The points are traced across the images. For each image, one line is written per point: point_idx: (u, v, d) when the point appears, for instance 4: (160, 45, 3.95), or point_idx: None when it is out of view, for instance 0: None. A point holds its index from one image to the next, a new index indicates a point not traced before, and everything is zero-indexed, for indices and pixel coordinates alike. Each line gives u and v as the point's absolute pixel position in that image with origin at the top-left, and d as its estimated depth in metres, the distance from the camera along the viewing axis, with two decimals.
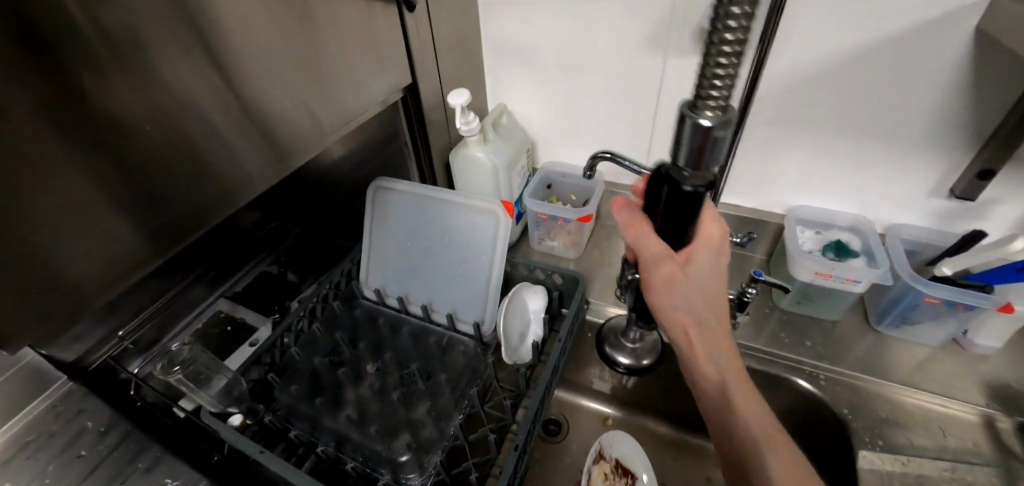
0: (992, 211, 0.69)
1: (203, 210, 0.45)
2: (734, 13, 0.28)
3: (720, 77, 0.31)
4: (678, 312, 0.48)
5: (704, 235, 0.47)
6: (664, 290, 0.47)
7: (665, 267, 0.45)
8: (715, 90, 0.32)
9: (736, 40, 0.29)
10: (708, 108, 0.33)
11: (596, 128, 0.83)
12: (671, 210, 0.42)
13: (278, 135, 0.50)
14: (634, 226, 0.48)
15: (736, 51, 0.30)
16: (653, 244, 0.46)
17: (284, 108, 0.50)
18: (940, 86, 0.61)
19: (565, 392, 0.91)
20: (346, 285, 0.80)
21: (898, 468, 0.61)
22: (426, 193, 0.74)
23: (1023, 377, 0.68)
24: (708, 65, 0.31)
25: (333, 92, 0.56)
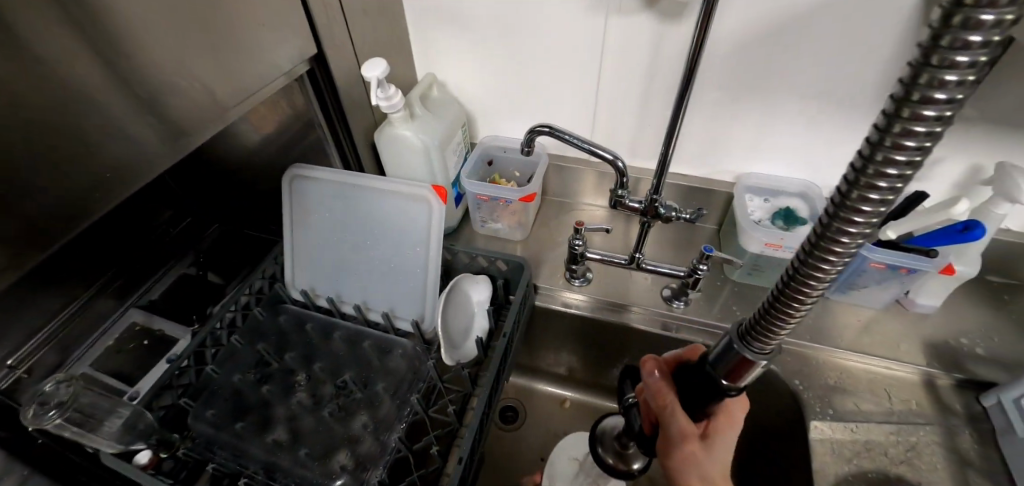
0: (934, 172, 0.69)
1: (88, 197, 0.39)
2: (949, 83, 0.20)
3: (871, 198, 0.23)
4: (691, 478, 0.46)
5: (729, 416, 0.46)
6: (681, 467, 0.45)
7: (685, 442, 0.45)
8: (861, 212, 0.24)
9: (932, 124, 0.21)
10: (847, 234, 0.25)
11: (538, 98, 0.76)
12: (705, 392, 0.42)
13: (175, 110, 0.43)
14: (662, 393, 0.48)
15: (920, 146, 0.22)
16: (679, 419, 0.46)
17: (176, 79, 0.42)
18: (894, 41, 0.58)
19: (520, 378, 0.87)
20: (270, 288, 0.71)
21: (848, 435, 0.61)
22: (351, 180, 0.66)
23: (955, 333, 0.71)
24: (854, 188, 0.24)
25: (230, 57, 0.47)
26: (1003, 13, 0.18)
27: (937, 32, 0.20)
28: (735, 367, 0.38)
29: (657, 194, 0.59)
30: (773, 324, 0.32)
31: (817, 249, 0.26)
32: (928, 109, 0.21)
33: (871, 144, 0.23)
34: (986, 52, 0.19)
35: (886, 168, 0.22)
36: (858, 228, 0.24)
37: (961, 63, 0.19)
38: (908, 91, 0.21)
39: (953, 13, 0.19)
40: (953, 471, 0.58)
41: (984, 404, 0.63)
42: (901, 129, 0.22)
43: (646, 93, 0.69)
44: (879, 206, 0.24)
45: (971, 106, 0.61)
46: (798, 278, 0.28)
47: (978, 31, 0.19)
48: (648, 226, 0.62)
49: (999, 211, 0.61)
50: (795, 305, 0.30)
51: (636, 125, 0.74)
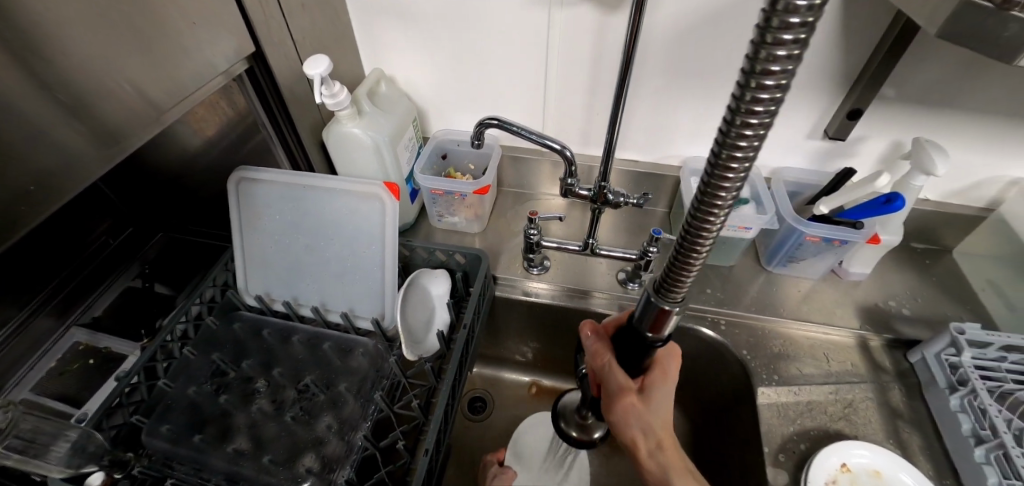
0: (860, 149, 0.74)
1: (15, 204, 0.36)
2: (790, 38, 0.21)
3: (742, 147, 0.26)
4: (633, 429, 0.50)
5: (663, 371, 0.49)
6: (624, 417, 0.49)
7: (623, 396, 0.48)
8: (735, 160, 0.26)
9: (775, 92, 0.23)
10: (727, 179, 0.27)
11: (488, 89, 0.76)
12: (635, 344, 0.45)
13: (102, 113, 0.41)
14: (600, 352, 0.51)
15: (769, 109, 0.24)
16: (617, 376, 0.49)
17: (101, 79, 0.40)
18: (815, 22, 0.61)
19: (487, 368, 0.89)
20: (223, 296, 0.69)
21: (791, 398, 0.66)
22: (300, 179, 0.65)
23: (885, 296, 0.77)
24: (728, 137, 0.26)
25: (160, 52, 0.45)
26: (803, 19, 0.21)
27: (760, 32, 0.22)
28: (655, 321, 0.41)
29: (604, 181, 0.60)
30: (675, 280, 0.36)
31: (703, 206, 0.29)
32: (768, 79, 0.23)
33: (731, 111, 0.25)
34: (796, 47, 0.22)
35: (745, 129, 0.25)
36: (732, 184, 0.27)
37: (780, 58, 0.22)
38: (757, 47, 0.23)
39: (770, 18, 0.22)
40: (886, 422, 0.64)
41: (911, 360, 0.69)
42: (751, 97, 0.24)
43: (591, 83, 0.71)
44: (744, 163, 0.26)
45: (888, 87, 0.65)
46: (691, 236, 0.31)
47: (789, 30, 0.21)
48: (598, 212, 0.64)
49: (916, 182, 0.66)
50: (691, 258, 0.33)
51: (583, 115, 0.75)
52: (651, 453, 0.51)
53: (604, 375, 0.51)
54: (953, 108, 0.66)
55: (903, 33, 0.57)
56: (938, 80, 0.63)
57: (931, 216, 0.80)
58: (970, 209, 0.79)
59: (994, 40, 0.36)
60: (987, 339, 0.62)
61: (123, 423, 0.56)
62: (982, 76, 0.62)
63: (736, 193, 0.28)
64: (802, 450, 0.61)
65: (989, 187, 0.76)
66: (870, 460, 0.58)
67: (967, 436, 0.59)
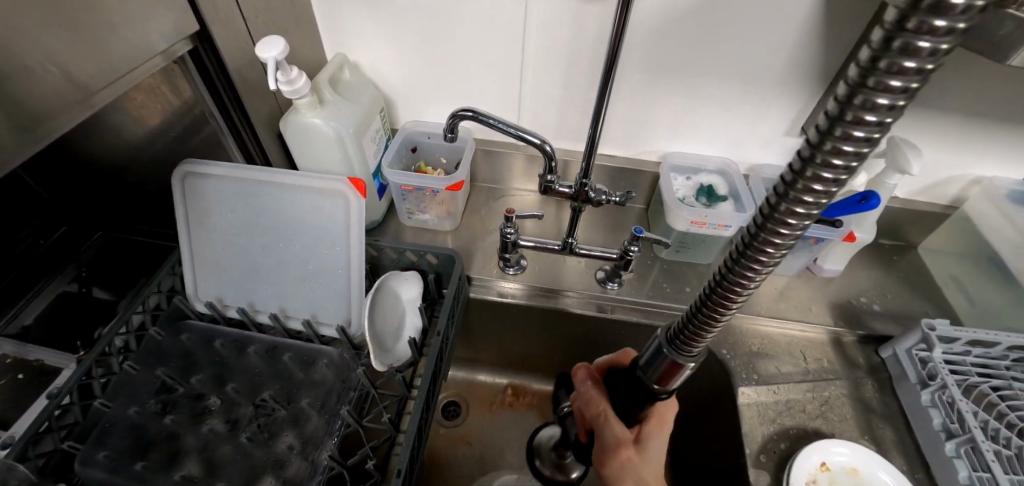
0: None
1: None
2: (876, 115, 0.19)
3: (796, 217, 0.23)
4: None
5: (659, 420, 0.50)
6: (618, 474, 0.47)
7: (620, 450, 0.47)
8: (784, 230, 0.24)
9: (845, 169, 0.21)
10: (769, 247, 0.25)
11: (461, 80, 0.72)
12: (635, 394, 0.44)
13: (19, 97, 0.35)
14: (594, 400, 0.50)
15: (839, 177, 0.21)
16: (614, 429, 0.48)
17: (21, 58, 0.34)
18: (798, 18, 0.60)
19: (460, 372, 0.85)
20: (170, 303, 0.63)
21: (770, 397, 0.65)
22: (255, 174, 0.59)
23: (855, 293, 0.78)
24: (781, 206, 0.23)
25: (88, 30, 0.39)
26: (939, 43, 0.17)
27: (877, 53, 0.19)
28: (664, 371, 0.39)
29: (586, 178, 0.57)
30: (694, 333, 0.34)
31: (743, 259, 0.26)
32: (847, 144, 0.20)
33: (789, 177, 0.22)
34: (918, 79, 0.18)
35: (810, 189, 0.22)
36: (773, 253, 0.25)
37: (895, 89, 0.18)
38: (866, 75, 0.19)
39: (892, 40, 0.18)
40: (860, 418, 0.65)
41: (882, 355, 0.71)
42: (821, 162, 0.21)
43: (570, 74, 0.68)
44: (800, 223, 0.23)
45: None
46: (719, 293, 0.29)
47: (916, 56, 0.17)
48: (579, 210, 0.61)
49: (891, 181, 0.66)
50: (716, 315, 0.31)
51: (561, 108, 0.72)
52: None
53: (602, 430, 0.49)
54: (925, 107, 0.67)
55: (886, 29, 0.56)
56: None
57: (898, 213, 0.82)
58: (936, 206, 0.81)
59: (990, 38, 0.40)
60: (953, 334, 0.64)
61: (53, 450, 0.49)
62: (954, 76, 0.63)
63: (783, 252, 0.25)
64: (782, 450, 0.61)
65: (955, 185, 0.78)
66: (850, 458, 0.59)
67: (938, 431, 0.61)
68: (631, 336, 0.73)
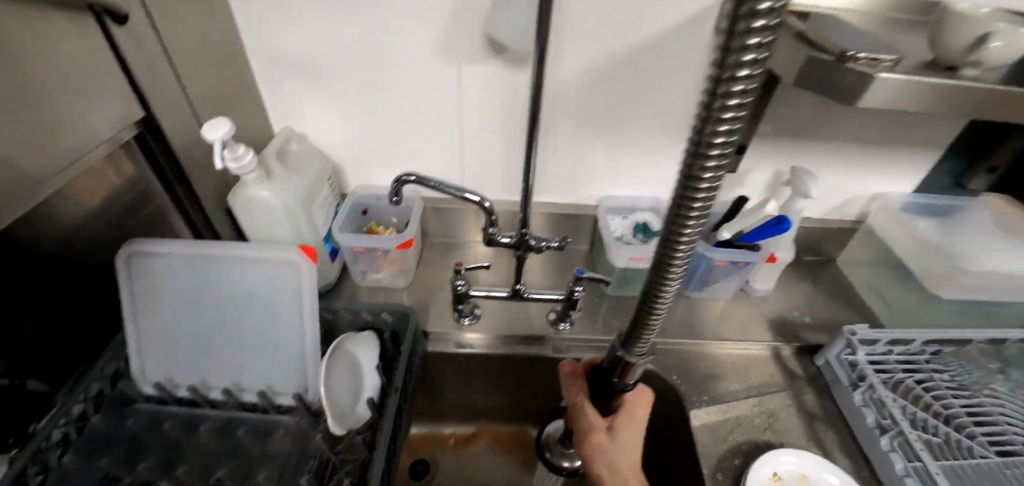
0: (748, 180, 0.82)
1: None
2: (731, 114, 0.25)
3: (690, 226, 0.30)
4: (600, 469, 0.51)
5: (633, 412, 0.52)
6: (591, 457, 0.51)
7: (592, 435, 0.51)
8: (684, 237, 0.31)
9: (711, 187, 0.28)
10: (677, 252, 0.32)
11: (406, 144, 0.76)
12: (604, 382, 0.48)
13: None
14: (573, 391, 0.54)
15: (710, 193, 0.28)
16: (588, 415, 0.52)
17: None
18: (697, 74, 0.69)
19: (426, 426, 0.84)
20: (113, 388, 0.60)
21: (720, 415, 0.69)
22: (203, 250, 0.60)
23: (787, 308, 0.85)
24: (677, 220, 0.30)
25: (36, 125, 0.40)
26: (740, 99, 0.24)
27: (707, 108, 0.25)
28: (623, 366, 0.45)
29: (525, 228, 0.62)
30: (642, 331, 0.40)
31: (663, 260, 0.33)
32: (707, 171, 0.27)
33: (677, 198, 0.30)
34: (736, 122, 0.25)
35: (700, 184, 0.28)
36: (682, 255, 0.32)
37: (724, 130, 0.25)
38: (705, 123, 0.26)
39: (713, 99, 0.25)
40: (806, 427, 0.70)
41: (817, 364, 0.77)
42: (693, 186, 0.28)
43: (507, 133, 0.74)
44: (702, 212, 0.29)
45: (764, 124, 0.75)
46: (651, 295, 0.36)
47: (731, 108, 0.24)
48: (522, 258, 0.65)
49: (797, 206, 0.74)
50: (654, 313, 0.37)
51: (502, 163, 0.78)
52: None
53: (578, 418, 0.53)
54: (815, 140, 0.77)
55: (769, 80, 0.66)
56: (801, 118, 0.74)
57: (814, 232, 0.91)
58: (845, 224, 0.91)
59: (839, 87, 0.47)
60: (874, 337, 0.73)
61: None
62: (831, 114, 0.73)
63: (695, 239, 0.31)
64: (737, 466, 0.64)
65: (856, 203, 0.89)
66: (797, 465, 0.63)
67: (873, 427, 0.66)
68: None
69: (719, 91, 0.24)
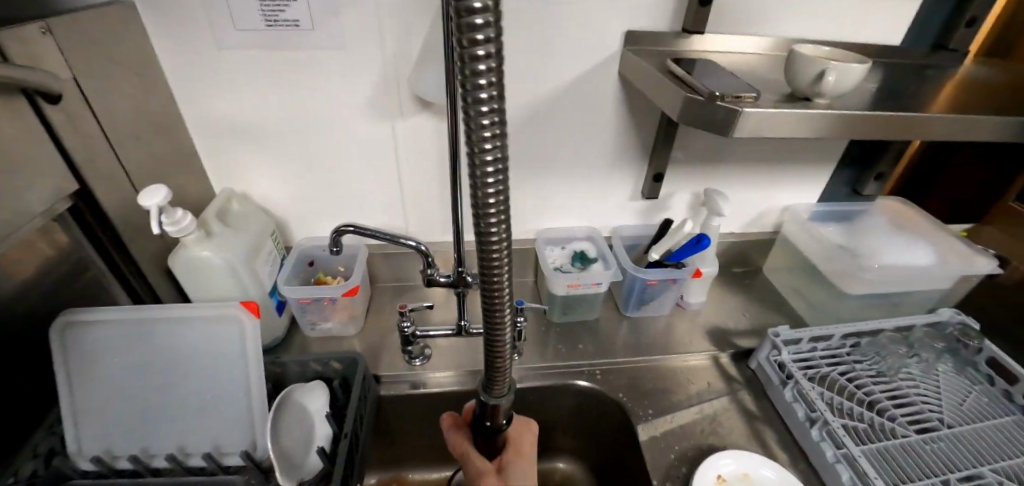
0: (671, 203, 0.90)
1: None
2: (489, 163, 0.38)
3: (494, 242, 0.42)
4: None
5: (519, 450, 0.56)
6: None
7: (483, 478, 0.51)
8: (494, 252, 0.42)
9: (497, 212, 0.40)
10: (493, 264, 0.43)
11: (347, 194, 0.80)
12: (485, 431, 0.54)
13: None
14: (459, 444, 0.56)
15: (499, 217, 0.40)
16: (477, 462, 0.53)
17: None
18: (610, 114, 0.77)
19: (387, 473, 0.83)
20: (47, 467, 0.58)
21: (667, 426, 0.73)
22: (142, 315, 0.60)
23: (721, 318, 0.92)
24: (483, 241, 0.42)
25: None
26: (492, 152, 0.37)
27: (475, 163, 0.38)
28: (492, 410, 0.53)
29: (460, 266, 0.65)
30: (497, 346, 0.49)
31: (486, 274, 0.44)
32: (489, 202, 0.39)
33: (478, 226, 0.41)
34: (496, 167, 0.38)
35: (488, 213, 0.40)
36: (497, 266, 0.44)
37: (490, 172, 0.38)
38: (477, 172, 0.38)
39: (475, 155, 0.38)
40: (747, 427, 0.74)
41: (752, 367, 0.83)
42: (484, 215, 0.40)
43: (445, 177, 0.79)
44: (497, 209, 0.40)
45: (675, 154, 0.83)
46: (490, 305, 0.46)
47: (488, 157, 0.37)
48: (462, 294, 0.68)
49: (714, 223, 0.82)
50: (499, 320, 0.47)
51: (443, 206, 0.82)
52: None
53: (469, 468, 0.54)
54: (722, 164, 0.86)
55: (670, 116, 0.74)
56: (707, 146, 0.83)
57: (738, 245, 1.00)
58: (763, 236, 1.00)
59: (716, 120, 0.55)
60: (797, 336, 0.80)
61: None
62: (732, 141, 0.83)
63: (502, 231, 0.42)
64: (684, 473, 0.68)
65: (769, 217, 0.98)
66: (738, 465, 0.67)
67: (804, 421, 0.71)
68: (541, 395, 0.79)
69: (474, 120, 0.36)
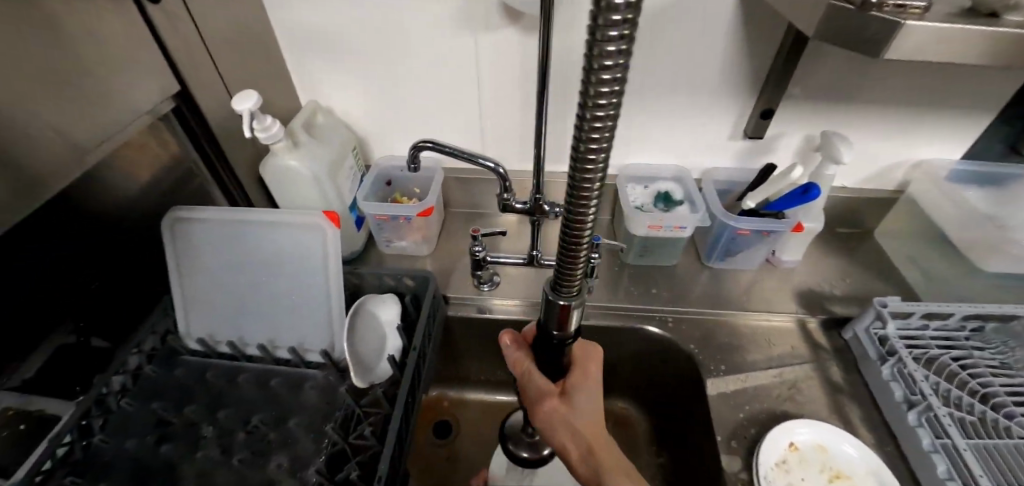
0: (778, 146, 0.79)
1: None
2: (612, 48, 0.26)
3: (593, 155, 0.32)
4: (564, 433, 0.52)
5: (583, 369, 0.53)
6: (551, 423, 0.53)
7: (546, 401, 0.52)
8: (590, 165, 0.32)
9: (607, 115, 0.29)
10: (585, 182, 0.33)
11: (424, 114, 0.78)
12: (546, 346, 0.49)
13: (22, 164, 0.39)
14: (520, 361, 0.54)
15: (608, 123, 0.30)
16: (537, 381, 0.52)
17: (28, 131, 0.39)
18: (721, 35, 0.66)
19: (449, 390, 0.88)
20: (164, 344, 0.67)
21: (740, 385, 0.69)
22: (236, 216, 0.64)
23: (816, 281, 0.82)
24: (581, 149, 0.32)
25: (85, 97, 0.44)
26: (621, 35, 0.26)
27: (592, 47, 0.27)
28: (560, 317, 0.45)
29: (539, 193, 0.62)
30: (568, 272, 0.41)
31: (575, 193, 0.34)
32: (600, 101, 0.29)
33: (578, 130, 0.31)
34: (621, 55, 0.27)
35: (595, 116, 0.29)
36: (590, 185, 0.34)
37: (609, 63, 0.27)
38: (591, 57, 0.27)
39: (595, 34, 0.26)
40: (828, 399, 0.68)
41: (845, 337, 0.74)
42: (590, 116, 0.29)
43: (526, 100, 0.74)
44: (611, 99, 0.29)
45: (793, 87, 0.71)
46: (571, 231, 0.37)
47: (610, 41, 0.26)
48: (538, 223, 0.65)
49: (828, 172, 0.71)
50: (576, 250, 0.39)
51: (522, 133, 0.78)
52: (584, 455, 0.52)
53: (529, 384, 0.53)
54: (850, 103, 0.73)
55: (796, 42, 0.62)
56: (835, 79, 0.70)
57: (848, 202, 0.87)
58: (883, 193, 0.86)
59: (866, 37, 0.45)
60: (908, 309, 0.68)
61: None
62: (868, 75, 0.69)
63: (607, 133, 0.30)
64: (753, 434, 0.64)
65: (896, 171, 0.84)
66: (812, 435, 0.63)
67: (900, 402, 0.63)
68: (606, 336, 0.77)
69: None
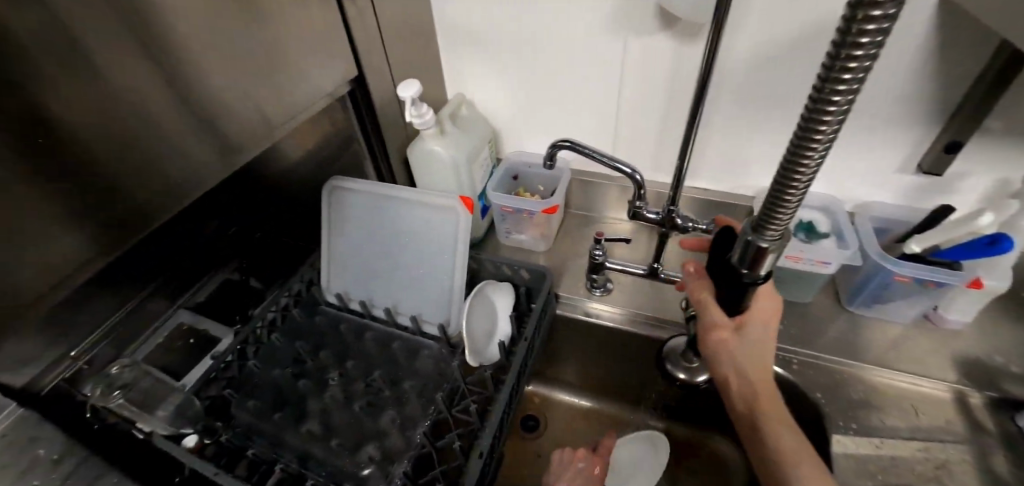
0: (960, 186, 0.68)
1: (166, 201, 0.43)
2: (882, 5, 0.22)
3: (828, 120, 0.28)
4: (727, 368, 0.50)
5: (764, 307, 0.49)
6: (716, 352, 0.50)
7: (716, 332, 0.49)
8: (820, 133, 0.28)
9: (856, 79, 0.26)
10: (808, 153, 0.30)
11: (559, 115, 0.80)
12: (729, 278, 0.44)
13: (228, 133, 0.47)
14: (699, 289, 0.51)
15: (853, 87, 0.26)
16: (713, 312, 0.49)
17: (236, 107, 0.47)
18: (906, 56, 0.59)
19: (542, 387, 0.89)
20: (307, 291, 0.77)
21: (872, 450, 0.61)
22: (384, 190, 0.71)
23: (989, 350, 0.70)
24: (813, 112, 0.28)
25: (282, 78, 0.52)
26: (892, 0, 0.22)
27: (850, 17, 0.24)
28: (752, 259, 0.39)
29: (673, 205, 0.60)
30: (758, 246, 0.38)
31: (791, 162, 0.31)
32: (850, 68, 0.25)
33: (815, 92, 0.27)
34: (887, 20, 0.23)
35: (842, 79, 0.26)
36: (813, 156, 0.30)
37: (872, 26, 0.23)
38: (850, 23, 0.24)
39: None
40: None
41: (1019, 423, 0.62)
42: (834, 78, 0.26)
43: (667, 110, 0.72)
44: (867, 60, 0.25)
45: (993, 120, 0.61)
46: (773, 204, 0.34)
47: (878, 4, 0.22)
48: (667, 236, 0.64)
49: None
50: (774, 224, 0.35)
51: (655, 142, 0.77)
52: (743, 392, 0.50)
53: (700, 312, 0.50)
54: None
55: (1006, 68, 0.53)
56: None
57: None
58: None
59: None
60: None
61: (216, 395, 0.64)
62: None
63: (854, 91, 0.26)
64: None
65: None
66: None
67: None
68: None
69: None
